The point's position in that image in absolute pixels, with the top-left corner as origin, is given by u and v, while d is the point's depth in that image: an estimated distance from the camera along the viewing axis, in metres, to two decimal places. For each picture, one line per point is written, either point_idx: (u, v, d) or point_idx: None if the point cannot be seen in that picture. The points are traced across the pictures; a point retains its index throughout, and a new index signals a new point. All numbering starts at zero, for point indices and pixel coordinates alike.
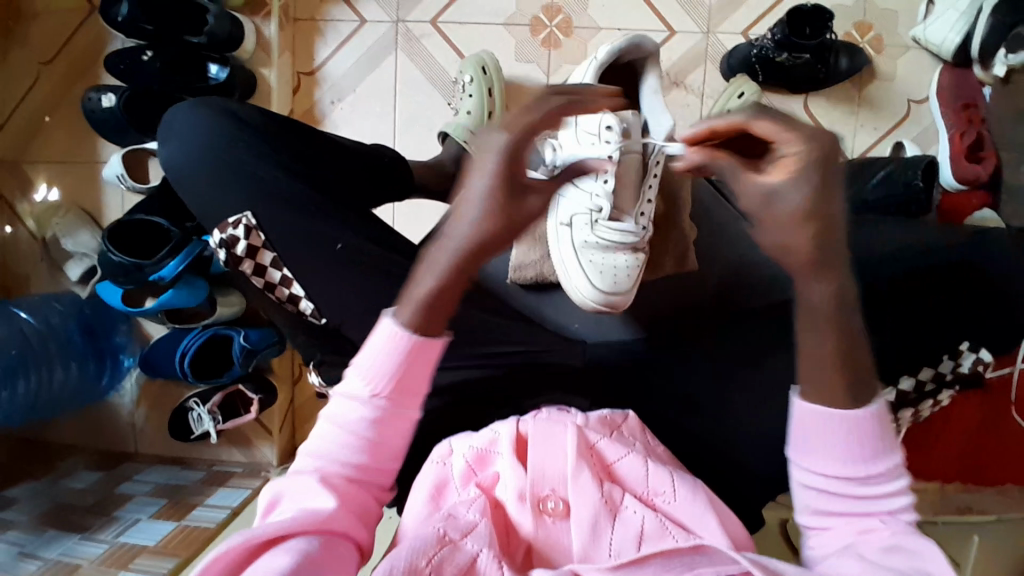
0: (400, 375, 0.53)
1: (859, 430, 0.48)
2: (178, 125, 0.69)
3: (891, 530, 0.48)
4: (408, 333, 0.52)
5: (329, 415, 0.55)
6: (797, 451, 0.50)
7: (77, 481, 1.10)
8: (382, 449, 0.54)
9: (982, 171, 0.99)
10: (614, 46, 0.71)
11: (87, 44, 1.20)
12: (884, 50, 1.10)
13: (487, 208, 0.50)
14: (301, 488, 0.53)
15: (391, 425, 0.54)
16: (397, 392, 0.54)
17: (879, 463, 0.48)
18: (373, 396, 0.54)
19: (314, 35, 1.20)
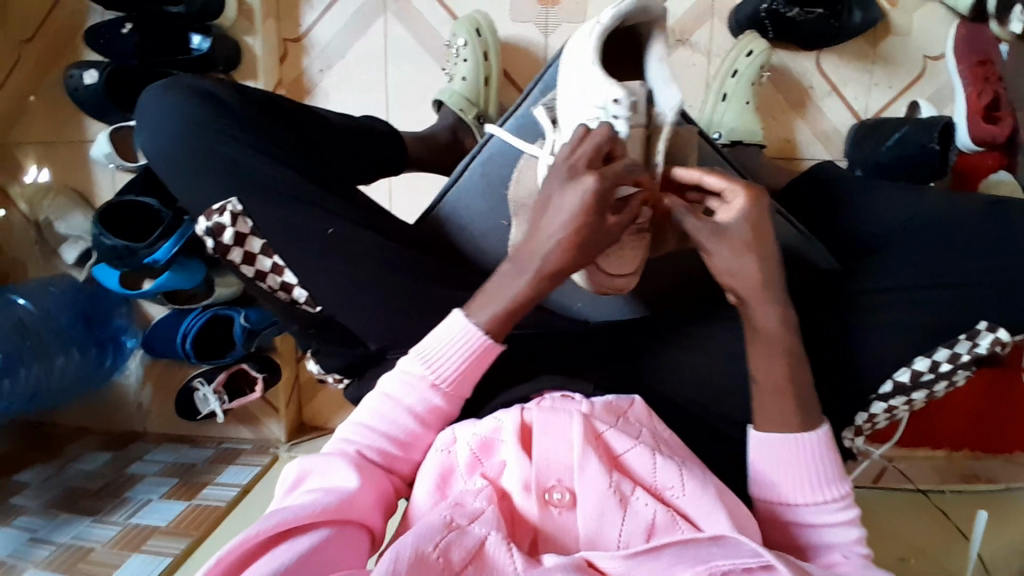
0: (464, 370, 0.59)
1: (815, 458, 0.56)
2: (153, 108, 0.66)
3: (851, 561, 0.55)
4: (485, 335, 0.59)
5: (383, 395, 0.59)
6: (760, 484, 0.58)
7: (88, 463, 1.12)
8: (425, 437, 0.59)
9: (999, 132, 0.94)
10: (620, 9, 0.64)
11: (64, 17, 1.14)
12: (900, 2, 1.04)
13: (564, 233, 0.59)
14: (330, 468, 0.55)
15: (441, 415, 0.59)
16: (457, 387, 0.59)
17: (835, 489, 0.56)
18: (433, 387, 0.58)
19: (299, 0, 1.14)
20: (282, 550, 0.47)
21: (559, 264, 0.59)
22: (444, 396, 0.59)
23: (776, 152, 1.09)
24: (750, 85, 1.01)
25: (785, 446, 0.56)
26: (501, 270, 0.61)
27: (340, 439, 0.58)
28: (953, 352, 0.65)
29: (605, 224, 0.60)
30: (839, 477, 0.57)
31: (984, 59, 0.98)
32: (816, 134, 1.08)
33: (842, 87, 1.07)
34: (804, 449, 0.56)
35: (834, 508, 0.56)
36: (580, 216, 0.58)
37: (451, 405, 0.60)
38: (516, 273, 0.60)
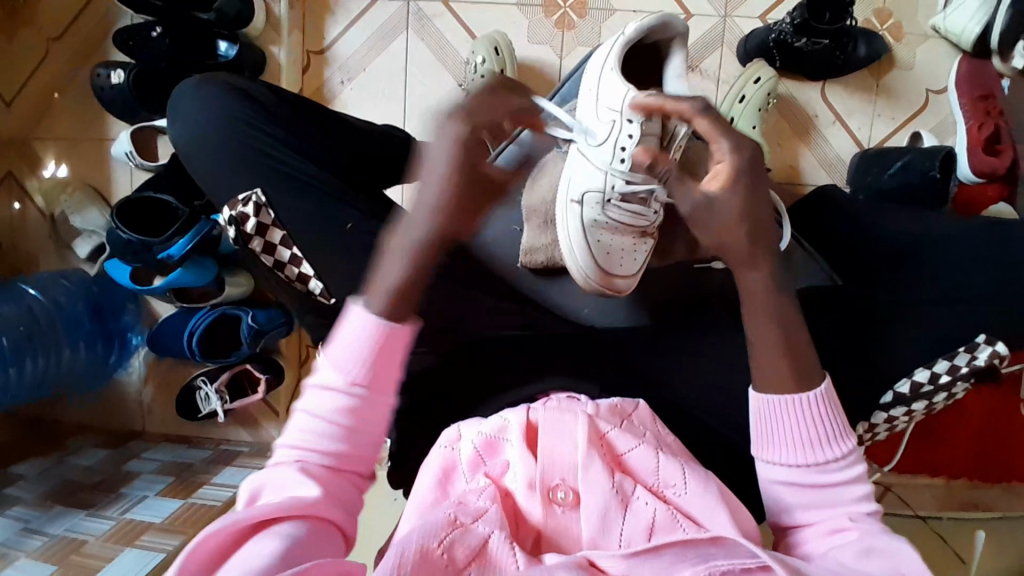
0: (372, 363, 0.55)
1: (818, 415, 0.54)
2: (185, 101, 0.68)
3: (858, 524, 0.54)
4: (381, 321, 0.55)
5: (303, 405, 0.56)
6: (765, 444, 0.56)
7: (86, 459, 1.11)
8: (365, 431, 0.56)
9: (999, 163, 0.99)
10: (642, 23, 0.68)
11: (94, 18, 1.19)
12: (904, 38, 1.08)
13: (434, 209, 0.55)
14: (283, 482, 0.54)
15: (371, 409, 0.56)
16: (370, 378, 0.56)
17: (845, 444, 0.55)
18: (349, 385, 0.55)
19: (323, 13, 1.19)
20: (253, 546, 0.48)
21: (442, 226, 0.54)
22: (360, 394, 0.56)
23: (780, 178, 1.11)
24: (758, 110, 1.04)
25: (784, 404, 0.55)
26: (392, 237, 0.57)
27: (282, 449, 0.56)
28: (953, 364, 0.67)
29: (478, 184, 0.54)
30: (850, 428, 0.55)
31: (985, 94, 1.03)
32: (821, 161, 1.11)
33: (846, 116, 1.10)
34: (809, 404, 0.54)
35: (840, 470, 0.55)
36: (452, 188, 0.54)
37: (377, 401, 0.56)
38: (400, 244, 0.56)
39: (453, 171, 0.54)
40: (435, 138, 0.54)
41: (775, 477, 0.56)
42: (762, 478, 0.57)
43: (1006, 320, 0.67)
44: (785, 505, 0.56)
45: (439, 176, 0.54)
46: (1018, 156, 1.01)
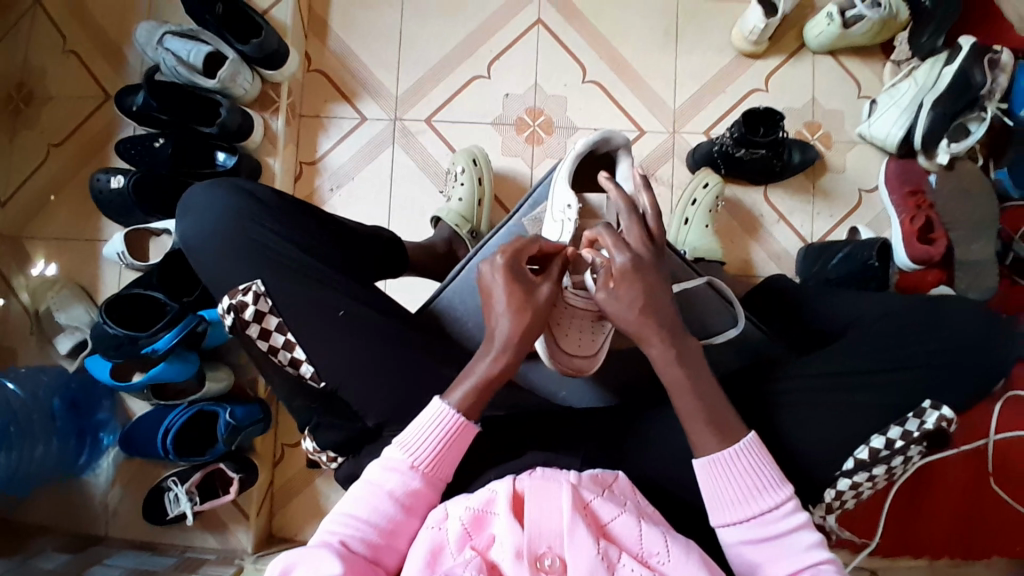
0: (440, 451, 0.66)
1: (753, 471, 0.64)
2: (195, 202, 0.75)
3: (810, 566, 0.61)
4: (458, 414, 0.66)
5: (365, 486, 0.65)
6: (717, 508, 0.64)
7: (48, 561, 1.02)
8: (407, 522, 0.64)
9: (933, 251, 1.11)
10: (588, 140, 0.78)
11: (99, 125, 1.29)
12: (833, 145, 1.26)
13: (509, 318, 0.68)
14: (316, 563, 0.59)
15: (421, 497, 0.65)
16: (434, 471, 0.66)
17: (782, 492, 0.64)
18: (412, 469, 0.65)
19: (318, 129, 1.32)
20: None
21: (516, 336, 0.68)
22: (422, 478, 0.65)
23: (736, 270, 1.23)
24: (709, 210, 1.17)
25: (711, 460, 0.64)
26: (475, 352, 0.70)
27: (324, 532, 0.63)
28: (905, 429, 0.71)
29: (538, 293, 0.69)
30: (783, 478, 0.64)
31: (914, 189, 1.18)
32: (770, 255, 1.23)
33: (788, 215, 1.24)
34: (734, 458, 0.64)
35: (784, 519, 0.63)
36: (518, 305, 0.68)
37: (428, 492, 0.66)
38: (489, 353, 0.69)
39: (512, 293, 0.69)
40: (488, 272, 0.71)
41: (732, 539, 0.64)
42: (724, 542, 0.65)
43: (950, 383, 0.73)
44: (757, 563, 0.63)
45: (503, 291, 0.69)
46: (951, 243, 1.14)
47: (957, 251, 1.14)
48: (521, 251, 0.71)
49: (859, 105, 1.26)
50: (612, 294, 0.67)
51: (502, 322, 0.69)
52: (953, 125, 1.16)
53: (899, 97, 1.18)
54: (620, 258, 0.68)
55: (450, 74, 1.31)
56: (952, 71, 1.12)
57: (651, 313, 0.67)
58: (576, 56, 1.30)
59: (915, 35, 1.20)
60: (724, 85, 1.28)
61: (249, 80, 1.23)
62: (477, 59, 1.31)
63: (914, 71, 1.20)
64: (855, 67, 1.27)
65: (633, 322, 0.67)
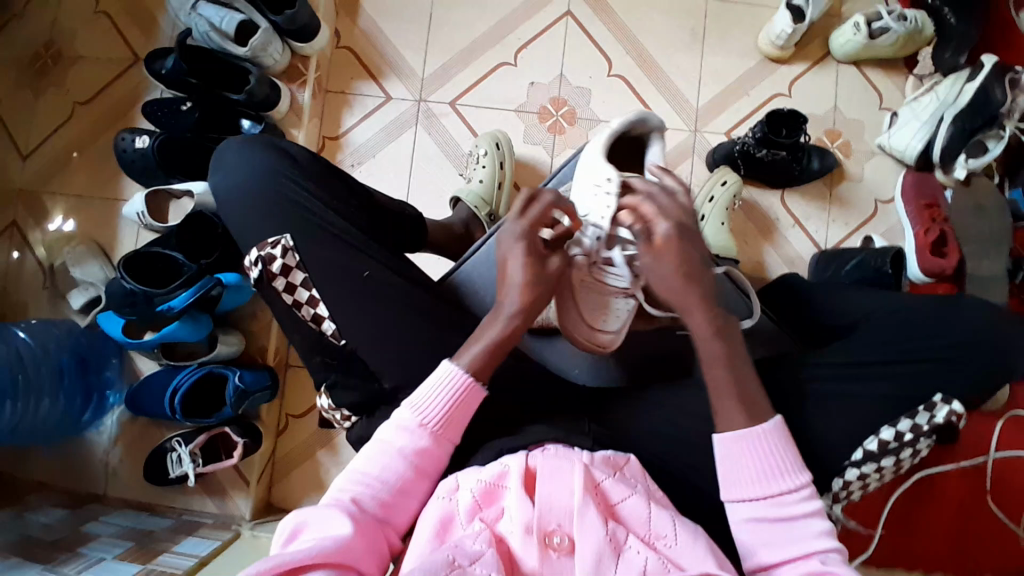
0: (450, 411, 0.66)
1: (773, 453, 0.64)
2: (229, 154, 0.76)
3: (819, 553, 0.61)
4: (468, 375, 0.66)
5: (376, 446, 0.65)
6: (731, 485, 0.65)
7: (44, 516, 1.02)
8: (417, 481, 0.64)
9: (946, 265, 1.12)
10: (625, 119, 0.79)
11: (125, 86, 1.30)
12: (853, 154, 1.27)
13: (521, 290, 0.70)
14: (325, 523, 0.59)
15: (429, 456, 0.65)
16: (442, 428, 0.66)
17: (799, 476, 0.64)
18: (422, 428, 0.65)
19: (342, 106, 1.33)
20: None
21: (524, 304, 0.70)
22: (431, 437, 0.65)
23: (750, 271, 1.23)
24: (725, 209, 1.18)
25: (738, 436, 0.65)
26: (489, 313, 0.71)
27: (334, 492, 0.63)
28: (915, 422, 0.74)
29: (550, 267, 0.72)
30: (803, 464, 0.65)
31: (930, 203, 1.18)
32: (784, 258, 1.24)
33: (804, 221, 1.25)
34: (759, 439, 0.65)
35: (799, 504, 0.63)
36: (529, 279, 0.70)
37: (436, 450, 0.66)
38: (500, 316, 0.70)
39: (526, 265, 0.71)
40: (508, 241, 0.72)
41: (742, 517, 0.65)
42: (732, 518, 0.65)
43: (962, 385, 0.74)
44: (766, 543, 0.63)
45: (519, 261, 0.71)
46: (963, 258, 1.15)
47: (968, 265, 1.14)
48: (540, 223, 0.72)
49: (881, 116, 1.27)
50: (655, 259, 0.70)
51: (512, 291, 0.70)
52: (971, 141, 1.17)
53: (920, 111, 1.19)
54: (664, 226, 0.69)
55: (476, 59, 1.32)
56: (974, 88, 1.13)
57: (690, 279, 0.69)
58: (603, 50, 1.31)
59: (939, 51, 1.23)
60: (747, 87, 1.29)
61: (279, 51, 1.23)
62: (504, 46, 1.32)
63: (936, 86, 1.21)
64: (880, 77, 1.28)
65: (671, 287, 0.69)
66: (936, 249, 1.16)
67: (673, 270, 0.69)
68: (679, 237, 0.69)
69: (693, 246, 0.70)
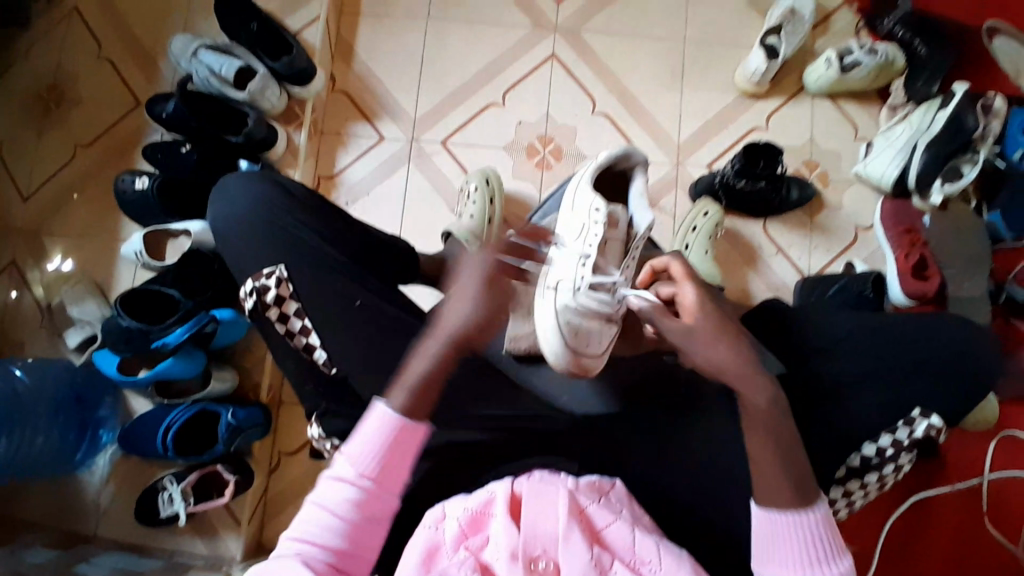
0: (387, 460, 0.65)
1: (814, 539, 0.64)
2: (230, 189, 0.79)
3: None
4: (400, 416, 0.66)
5: (321, 494, 0.64)
6: (767, 559, 0.66)
7: (33, 556, 1.01)
8: (370, 530, 0.64)
9: (928, 288, 1.16)
10: (610, 153, 0.83)
11: (126, 130, 1.35)
12: (831, 183, 1.31)
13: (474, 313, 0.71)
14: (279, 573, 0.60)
15: (374, 504, 0.64)
16: (382, 479, 0.65)
17: (838, 563, 0.64)
18: (360, 478, 0.64)
19: (337, 146, 1.38)
20: None
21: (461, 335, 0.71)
22: (371, 486, 0.64)
23: (736, 298, 1.26)
24: (709, 238, 1.21)
25: (782, 519, 0.65)
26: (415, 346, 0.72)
27: (290, 537, 0.63)
28: (895, 438, 0.78)
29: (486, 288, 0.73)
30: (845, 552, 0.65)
31: (908, 228, 1.22)
32: (769, 285, 1.27)
33: (787, 249, 1.29)
34: (806, 528, 0.64)
35: None
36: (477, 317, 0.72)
37: (383, 498, 0.65)
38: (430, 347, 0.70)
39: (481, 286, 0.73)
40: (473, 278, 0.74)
41: None
42: None
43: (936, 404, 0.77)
44: None
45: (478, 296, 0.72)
46: (944, 280, 1.19)
47: (949, 287, 1.18)
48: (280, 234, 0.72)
49: (856, 146, 1.33)
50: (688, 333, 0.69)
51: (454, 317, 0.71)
52: (946, 167, 1.22)
53: (894, 139, 1.25)
54: (686, 303, 0.70)
55: (466, 100, 1.38)
56: (946, 116, 1.20)
57: (721, 345, 0.68)
58: (587, 89, 1.37)
59: (911, 80, 1.29)
60: (726, 122, 1.35)
61: (276, 95, 1.30)
62: (493, 87, 1.38)
63: (908, 116, 1.27)
64: (853, 109, 1.34)
65: (714, 358, 0.68)
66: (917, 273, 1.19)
67: (711, 341, 0.68)
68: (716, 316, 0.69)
69: (724, 320, 0.69)
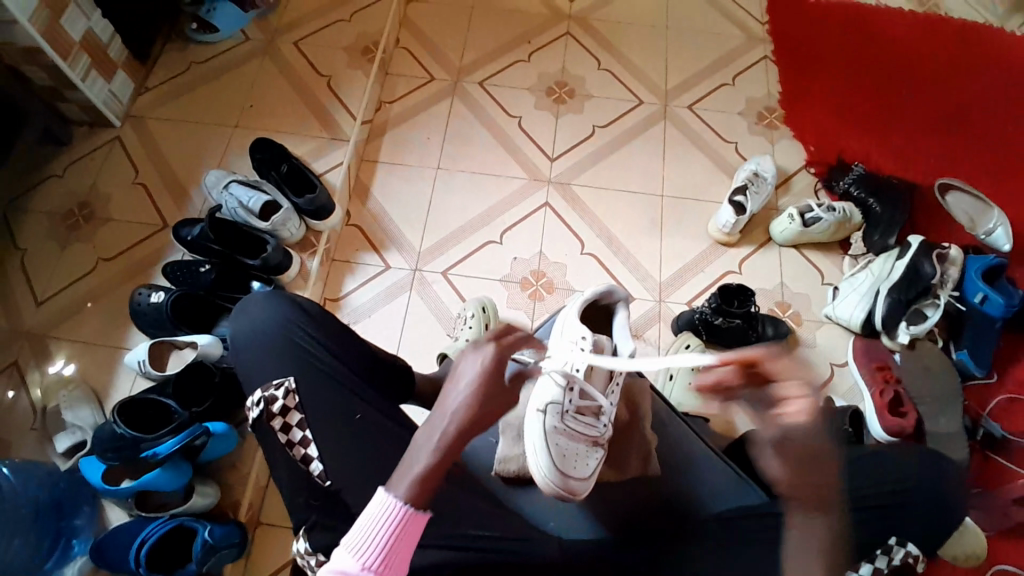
0: (389, 548, 0.64)
1: None
2: (250, 306, 0.86)
3: None
4: (406, 505, 0.65)
5: None
6: None
7: None
8: None
9: (905, 424, 1.20)
10: (596, 289, 0.93)
11: (152, 248, 1.46)
12: (803, 322, 1.42)
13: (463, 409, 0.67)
14: None
15: None
16: (384, 568, 0.64)
17: None
18: (363, 569, 0.63)
19: (345, 273, 1.49)
20: None
21: (462, 430, 0.66)
22: None
23: (720, 429, 1.29)
24: (690, 369, 1.28)
25: None
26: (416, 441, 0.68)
27: None
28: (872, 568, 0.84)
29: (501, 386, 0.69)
30: None
31: (880, 364, 1.31)
32: (750, 417, 1.31)
33: None
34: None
35: None
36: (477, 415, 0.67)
37: None
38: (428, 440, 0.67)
39: (480, 376, 0.68)
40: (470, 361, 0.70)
41: None
42: None
43: None
44: None
45: (467, 383, 0.68)
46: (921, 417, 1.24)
47: (927, 425, 1.23)
48: (506, 342, 0.71)
49: (822, 291, 1.45)
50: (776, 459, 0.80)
51: (452, 409, 0.67)
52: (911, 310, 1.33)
53: (858, 286, 1.37)
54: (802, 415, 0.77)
55: (468, 237, 1.53)
56: (903, 264, 1.33)
57: (801, 479, 0.79)
58: (577, 232, 1.53)
59: (868, 235, 1.47)
60: (702, 265, 1.49)
61: (296, 226, 1.43)
62: (492, 227, 1.54)
63: (870, 263, 1.41)
64: (815, 259, 1.49)
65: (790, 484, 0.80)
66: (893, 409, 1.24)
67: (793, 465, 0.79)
68: (806, 434, 0.78)
69: (809, 437, 0.78)
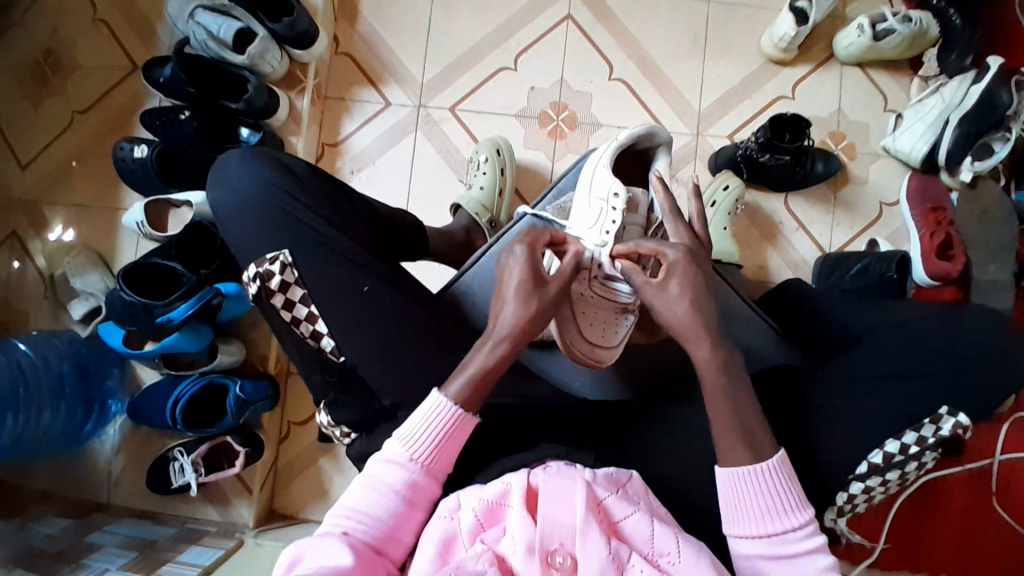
0: (438, 445, 0.65)
1: None
2: (229, 170, 0.75)
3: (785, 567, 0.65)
4: (457, 407, 0.65)
5: (369, 479, 0.64)
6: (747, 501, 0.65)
7: (47, 526, 1.01)
8: (410, 519, 0.64)
9: (951, 268, 1.11)
10: (632, 132, 0.78)
11: (123, 95, 1.29)
12: (857, 156, 1.25)
13: (518, 304, 0.68)
14: (323, 551, 0.59)
15: (422, 491, 0.64)
16: (431, 463, 0.65)
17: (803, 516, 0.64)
18: (411, 462, 0.64)
19: (341, 113, 1.32)
20: None
21: (519, 324, 0.67)
22: (422, 472, 0.65)
23: (752, 276, 1.22)
24: (728, 213, 1.17)
25: None
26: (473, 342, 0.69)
27: (328, 525, 0.63)
28: (921, 433, 0.76)
29: (544, 281, 0.69)
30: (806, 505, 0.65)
31: (935, 206, 1.17)
32: (786, 262, 1.23)
33: (808, 224, 1.24)
34: (760, 475, 0.64)
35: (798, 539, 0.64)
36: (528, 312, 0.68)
37: (429, 483, 0.65)
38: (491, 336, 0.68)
39: (526, 272, 0.69)
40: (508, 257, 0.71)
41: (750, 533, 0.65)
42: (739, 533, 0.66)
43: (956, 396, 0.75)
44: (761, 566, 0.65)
45: (516, 279, 0.69)
46: (969, 261, 1.14)
47: (974, 270, 1.13)
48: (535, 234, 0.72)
49: (886, 117, 1.26)
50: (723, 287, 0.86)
51: (507, 308, 0.68)
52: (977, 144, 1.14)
53: (925, 113, 1.18)
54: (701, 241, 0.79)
55: (476, 64, 1.31)
56: (979, 90, 1.11)
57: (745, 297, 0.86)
58: (605, 54, 1.30)
59: (944, 54, 1.21)
60: (750, 91, 1.28)
61: (277, 58, 1.22)
62: (503, 52, 1.31)
63: (941, 88, 1.19)
64: (884, 78, 1.26)
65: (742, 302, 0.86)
66: (941, 253, 1.15)
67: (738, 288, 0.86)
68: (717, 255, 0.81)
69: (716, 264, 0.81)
